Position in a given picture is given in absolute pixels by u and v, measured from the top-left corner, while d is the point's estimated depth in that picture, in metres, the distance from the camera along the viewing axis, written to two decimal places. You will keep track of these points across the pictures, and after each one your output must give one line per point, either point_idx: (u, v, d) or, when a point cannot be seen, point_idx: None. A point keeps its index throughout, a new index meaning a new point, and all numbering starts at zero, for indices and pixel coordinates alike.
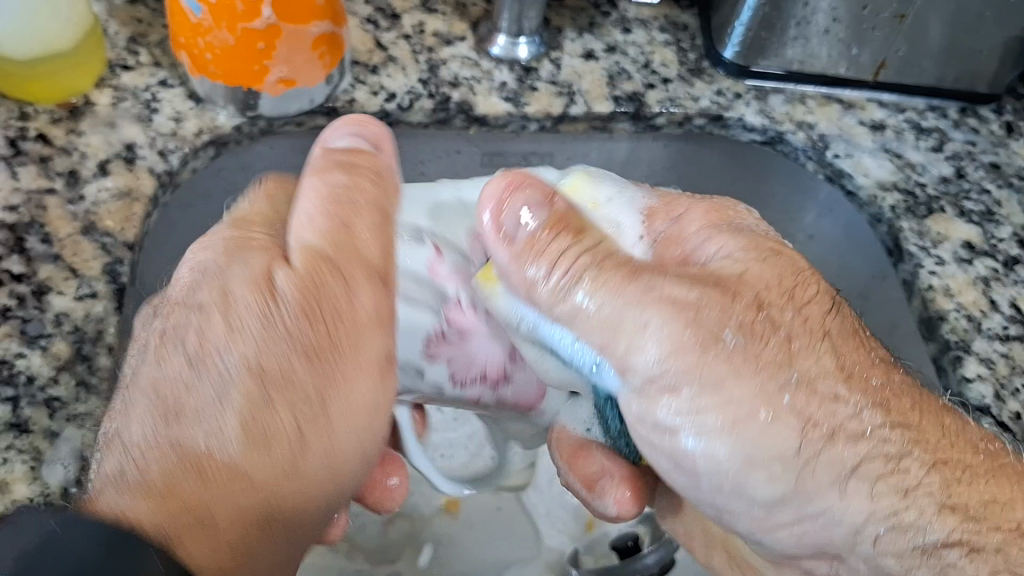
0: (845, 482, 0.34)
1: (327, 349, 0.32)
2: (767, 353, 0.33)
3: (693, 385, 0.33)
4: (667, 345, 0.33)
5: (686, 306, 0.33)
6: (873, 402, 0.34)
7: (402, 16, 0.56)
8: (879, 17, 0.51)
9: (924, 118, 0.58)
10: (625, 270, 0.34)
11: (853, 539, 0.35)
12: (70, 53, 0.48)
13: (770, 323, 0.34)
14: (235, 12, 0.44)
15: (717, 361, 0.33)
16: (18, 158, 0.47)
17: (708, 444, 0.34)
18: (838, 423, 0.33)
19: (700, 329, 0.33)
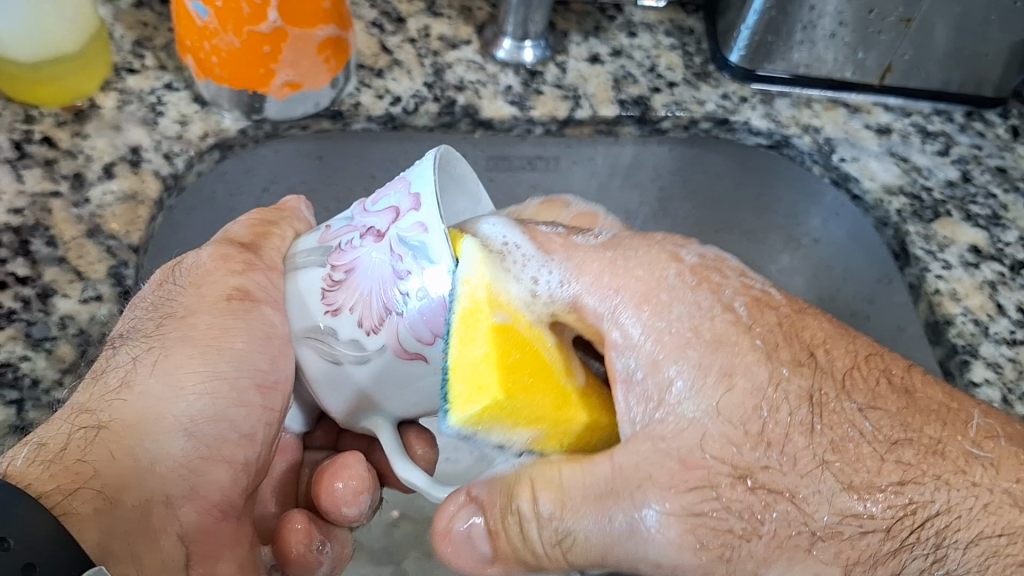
0: None
1: (180, 332, 0.39)
2: (790, 528, 0.27)
3: (755, 573, 0.27)
4: (667, 524, 0.28)
5: (693, 516, 0.27)
6: (886, 498, 0.27)
7: (407, 20, 0.56)
8: (886, 21, 0.51)
9: (930, 122, 0.57)
10: (595, 500, 0.28)
11: None
12: (76, 55, 0.49)
13: (765, 490, 0.27)
14: (241, 15, 0.44)
15: (762, 560, 0.27)
16: (23, 161, 0.47)
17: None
18: (909, 555, 0.27)
19: (717, 554, 0.27)
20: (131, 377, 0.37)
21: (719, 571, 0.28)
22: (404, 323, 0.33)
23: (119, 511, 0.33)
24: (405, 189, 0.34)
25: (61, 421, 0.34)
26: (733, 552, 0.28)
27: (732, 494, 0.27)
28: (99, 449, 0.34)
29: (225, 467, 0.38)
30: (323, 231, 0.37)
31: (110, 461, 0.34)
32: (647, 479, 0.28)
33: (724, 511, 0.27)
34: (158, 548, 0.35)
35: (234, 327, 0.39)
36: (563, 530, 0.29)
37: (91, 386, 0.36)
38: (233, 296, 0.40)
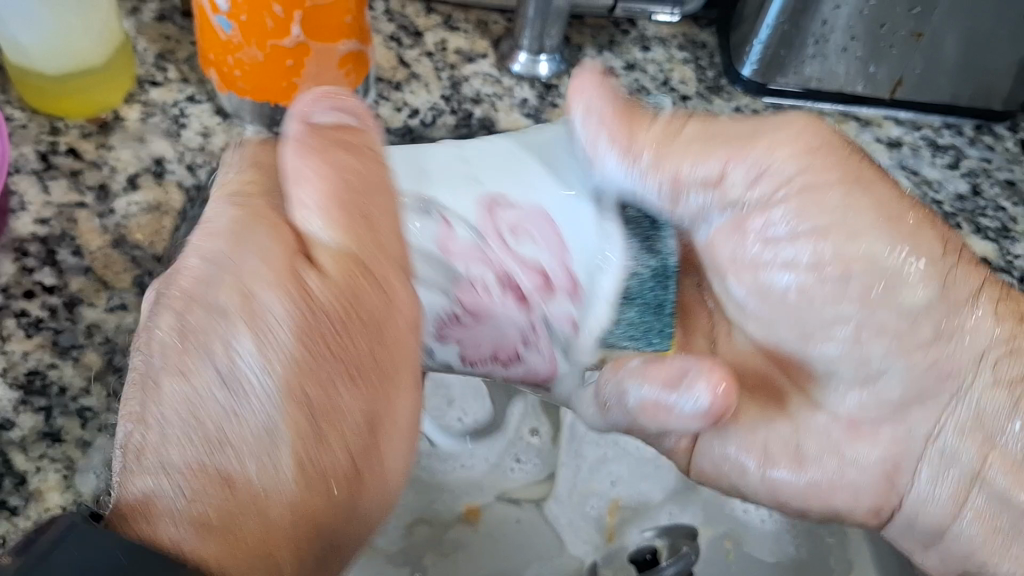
0: (962, 308, 0.39)
1: (383, 309, 0.31)
2: (880, 184, 0.39)
3: (805, 224, 0.39)
4: (791, 184, 0.39)
5: (818, 153, 0.39)
6: (935, 232, 0.39)
7: (424, 33, 0.57)
8: (896, 35, 0.52)
9: (941, 135, 0.58)
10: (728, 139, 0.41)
11: (959, 386, 0.39)
12: (102, 68, 0.50)
13: (875, 172, 0.40)
14: (266, 29, 0.45)
15: (859, 204, 0.38)
16: (49, 172, 0.48)
17: (804, 270, 0.40)
18: (936, 255, 0.39)
19: (839, 169, 0.39)
20: (322, 429, 0.29)
21: (811, 247, 0.39)
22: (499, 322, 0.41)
23: (325, 500, 0.30)
24: (522, 192, 0.43)
25: (189, 465, 0.28)
26: (850, 173, 0.39)
27: (854, 157, 0.40)
28: (247, 522, 0.28)
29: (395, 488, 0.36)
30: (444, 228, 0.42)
31: (268, 533, 0.29)
32: (771, 129, 0.40)
33: (843, 159, 0.39)
34: (374, 510, 0.32)
35: (398, 345, 0.31)
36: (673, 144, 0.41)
37: (352, 330, 0.30)
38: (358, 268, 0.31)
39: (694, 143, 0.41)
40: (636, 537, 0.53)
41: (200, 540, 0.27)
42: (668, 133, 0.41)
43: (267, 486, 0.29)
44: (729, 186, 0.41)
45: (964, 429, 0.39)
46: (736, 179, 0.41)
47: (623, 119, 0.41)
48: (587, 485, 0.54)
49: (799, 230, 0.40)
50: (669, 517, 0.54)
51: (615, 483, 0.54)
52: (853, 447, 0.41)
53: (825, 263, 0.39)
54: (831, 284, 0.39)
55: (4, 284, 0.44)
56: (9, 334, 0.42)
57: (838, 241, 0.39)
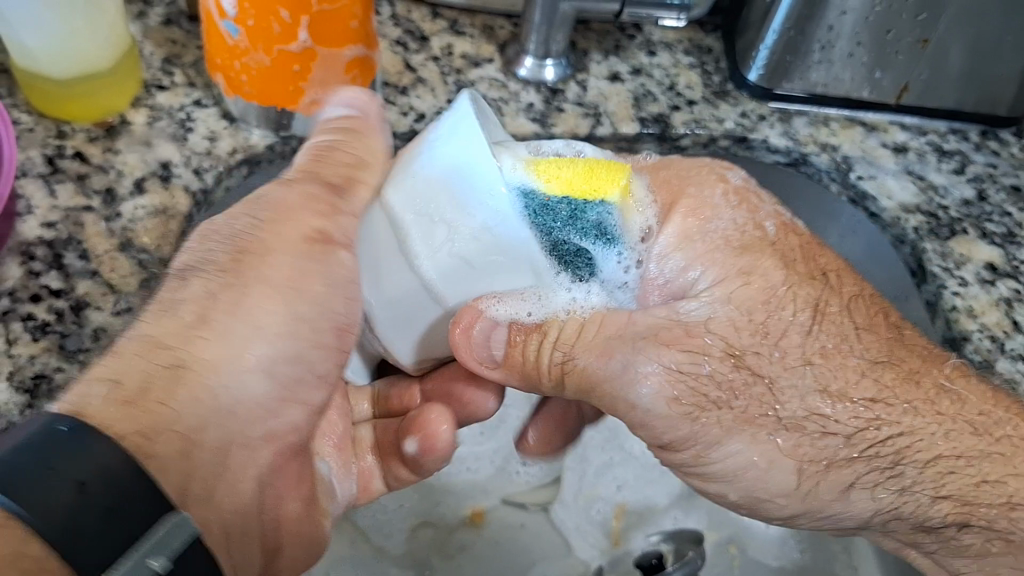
0: (848, 493, 0.37)
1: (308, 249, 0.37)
2: (751, 343, 0.36)
3: (679, 391, 0.36)
4: (659, 394, 0.36)
5: (675, 332, 0.36)
6: (851, 408, 0.36)
7: (430, 38, 0.57)
8: (902, 42, 0.52)
9: (946, 141, 0.58)
10: (596, 339, 0.37)
11: (874, 517, 0.38)
12: (109, 72, 0.50)
13: (751, 370, 0.36)
14: (273, 34, 0.46)
15: (718, 369, 0.36)
16: (55, 176, 0.48)
17: (715, 452, 0.37)
18: (843, 391, 0.36)
19: (681, 353, 0.36)
20: (209, 312, 0.34)
21: (714, 446, 0.37)
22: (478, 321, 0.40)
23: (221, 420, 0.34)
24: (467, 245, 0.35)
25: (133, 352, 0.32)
26: (703, 412, 0.36)
27: (703, 343, 0.36)
28: (178, 394, 0.32)
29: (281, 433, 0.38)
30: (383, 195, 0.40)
31: (191, 405, 0.33)
32: (657, 341, 0.36)
33: (725, 323, 0.37)
34: (235, 491, 0.35)
35: (307, 269, 0.37)
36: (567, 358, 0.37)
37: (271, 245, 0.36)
38: (312, 238, 0.37)
39: (588, 356, 0.37)
40: (642, 542, 0.53)
41: (112, 406, 0.30)
42: (574, 335, 0.37)
43: (191, 365, 0.33)
44: (639, 376, 0.36)
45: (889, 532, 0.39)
46: (642, 371, 0.36)
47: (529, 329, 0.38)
48: (592, 489, 0.54)
49: (729, 447, 0.36)
50: (673, 521, 0.54)
51: (620, 488, 0.54)
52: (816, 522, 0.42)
53: (735, 461, 0.37)
54: (758, 471, 0.37)
55: (10, 288, 0.44)
56: (15, 338, 0.42)
57: (739, 451, 0.36)
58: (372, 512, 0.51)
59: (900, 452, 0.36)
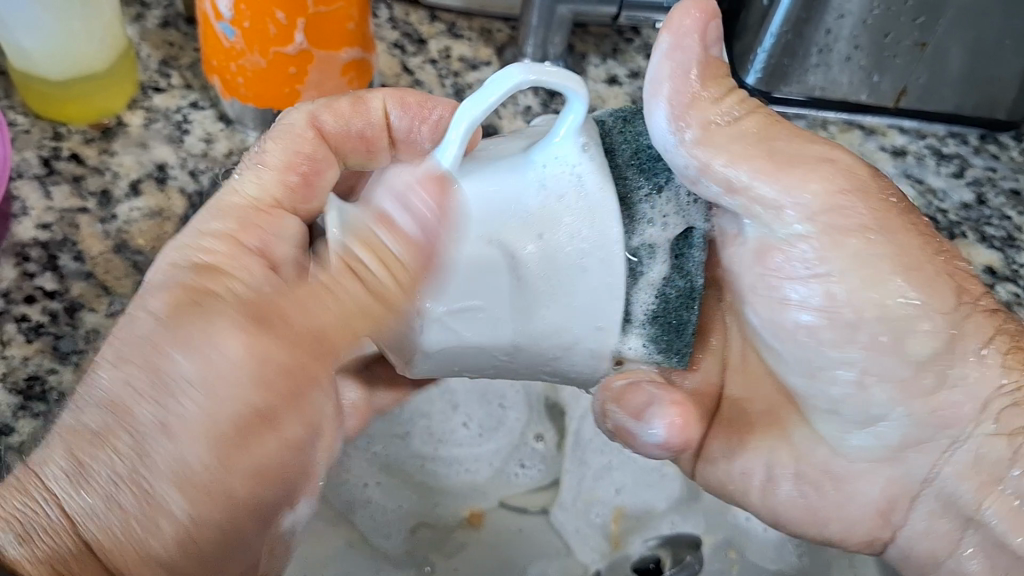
0: (983, 350, 0.40)
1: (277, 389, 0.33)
2: (904, 212, 0.40)
3: (829, 232, 0.39)
4: (799, 205, 0.38)
5: (865, 173, 0.39)
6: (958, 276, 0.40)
7: (428, 41, 0.57)
8: (900, 45, 0.52)
9: (945, 144, 0.58)
10: (756, 141, 0.38)
11: (978, 417, 0.40)
12: (105, 74, 0.50)
13: (906, 211, 0.40)
14: (269, 36, 0.46)
15: (868, 202, 0.39)
16: (51, 177, 0.48)
17: (827, 286, 0.39)
18: (965, 284, 0.40)
19: (874, 195, 0.39)
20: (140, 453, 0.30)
21: (825, 305, 0.40)
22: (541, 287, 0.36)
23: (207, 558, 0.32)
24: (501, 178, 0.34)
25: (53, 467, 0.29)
26: (886, 214, 0.39)
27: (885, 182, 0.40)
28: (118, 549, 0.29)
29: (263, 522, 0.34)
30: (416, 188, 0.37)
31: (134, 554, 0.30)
32: (795, 155, 0.38)
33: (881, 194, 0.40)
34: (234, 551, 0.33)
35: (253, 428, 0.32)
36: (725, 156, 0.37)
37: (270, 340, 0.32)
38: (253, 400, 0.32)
39: (729, 161, 0.37)
40: (640, 546, 0.53)
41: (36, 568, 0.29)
42: (757, 148, 0.38)
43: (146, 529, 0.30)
44: (779, 216, 0.39)
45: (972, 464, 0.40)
46: (782, 211, 0.39)
47: (687, 105, 0.37)
48: (591, 493, 0.54)
49: (822, 270, 0.39)
50: (671, 526, 0.53)
51: (618, 491, 0.53)
52: (854, 483, 0.43)
53: (838, 301, 0.39)
54: (840, 329, 0.40)
55: (5, 289, 0.44)
56: (9, 339, 0.42)
57: (851, 281, 0.39)
58: (370, 513, 0.51)
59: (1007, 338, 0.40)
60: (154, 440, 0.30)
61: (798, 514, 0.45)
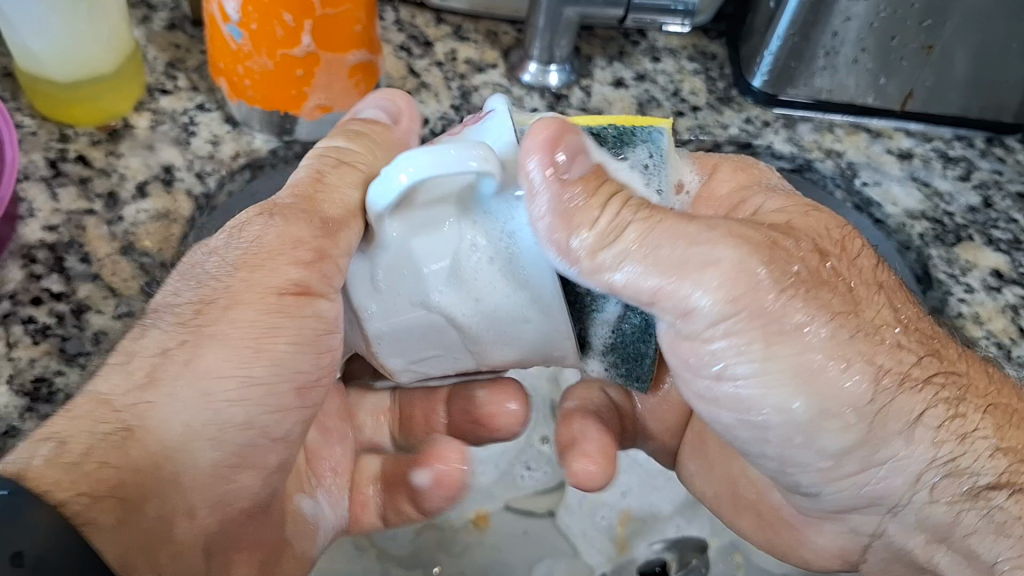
0: (912, 431, 0.36)
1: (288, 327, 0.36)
2: (836, 302, 0.35)
3: (742, 325, 0.35)
4: (715, 301, 0.34)
5: (759, 244, 0.34)
6: (894, 343, 0.36)
7: (434, 43, 0.57)
8: (907, 48, 0.52)
9: (952, 147, 0.58)
10: (672, 217, 0.34)
11: (912, 490, 0.37)
12: (112, 77, 0.50)
13: (833, 273, 0.36)
14: (276, 38, 0.46)
15: (791, 302, 0.34)
16: (58, 180, 0.48)
17: (748, 384, 0.36)
18: (904, 370, 0.36)
19: (774, 270, 0.34)
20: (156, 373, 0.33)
21: (752, 401, 0.36)
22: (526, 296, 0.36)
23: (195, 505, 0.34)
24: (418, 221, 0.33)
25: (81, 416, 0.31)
26: (799, 294, 0.34)
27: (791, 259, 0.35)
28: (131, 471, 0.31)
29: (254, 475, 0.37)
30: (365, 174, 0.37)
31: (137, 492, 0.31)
32: (692, 245, 0.34)
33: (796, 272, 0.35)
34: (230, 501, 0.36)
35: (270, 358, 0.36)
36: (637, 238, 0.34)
37: (298, 224, 0.35)
38: (291, 290, 0.35)
39: (637, 250, 0.34)
40: (646, 551, 0.52)
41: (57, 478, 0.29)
42: (652, 216, 0.34)
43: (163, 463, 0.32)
44: (694, 307, 0.35)
45: (908, 527, 0.38)
46: (695, 300, 0.35)
47: (575, 199, 0.33)
48: (597, 495, 0.54)
49: (737, 367, 0.36)
50: (676, 529, 0.53)
51: (623, 495, 0.54)
52: (804, 532, 0.44)
53: (757, 401, 0.36)
54: (754, 429, 0.37)
55: (11, 291, 0.44)
56: (16, 341, 0.42)
57: (774, 376, 0.35)
58: None
59: (958, 391, 0.37)
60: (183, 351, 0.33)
61: (756, 534, 0.48)
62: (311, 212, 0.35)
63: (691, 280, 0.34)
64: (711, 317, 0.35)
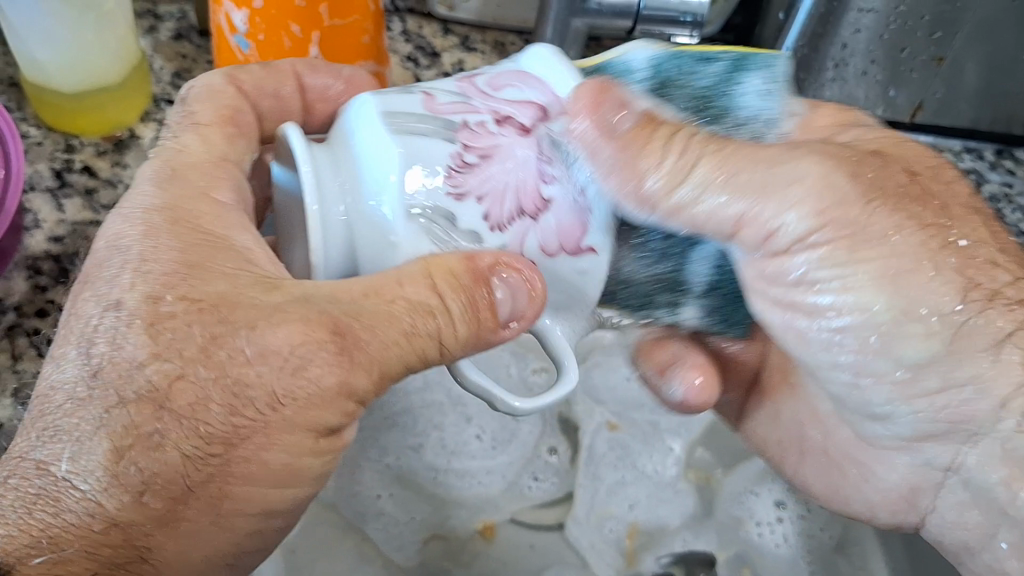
0: (1000, 348, 0.34)
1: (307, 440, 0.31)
2: (927, 213, 0.34)
3: (841, 236, 0.34)
4: (806, 212, 0.34)
5: (841, 160, 0.34)
6: (982, 257, 0.35)
7: (442, 54, 0.57)
8: (916, 60, 0.52)
9: (962, 160, 0.57)
10: (747, 151, 0.33)
11: (996, 416, 0.35)
12: (117, 87, 0.49)
13: (923, 188, 0.35)
14: (283, 49, 0.46)
15: (882, 212, 0.34)
16: (63, 190, 0.48)
17: (849, 298, 0.35)
18: (997, 288, 0.35)
19: (861, 183, 0.34)
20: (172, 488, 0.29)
21: (841, 314, 0.35)
22: (535, 230, 0.31)
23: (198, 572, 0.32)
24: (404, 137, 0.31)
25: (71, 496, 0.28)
26: (882, 197, 0.34)
27: (886, 171, 0.35)
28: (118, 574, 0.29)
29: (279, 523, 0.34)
30: (421, 97, 0.32)
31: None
32: (766, 169, 0.33)
33: (888, 189, 0.34)
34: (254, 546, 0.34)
35: (297, 461, 0.32)
36: (698, 163, 0.33)
37: (347, 373, 0.31)
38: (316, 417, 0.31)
39: (713, 173, 0.33)
40: (652, 564, 0.52)
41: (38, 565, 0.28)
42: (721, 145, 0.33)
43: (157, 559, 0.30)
44: (781, 229, 0.34)
45: (991, 457, 0.36)
46: (782, 221, 0.34)
47: (638, 135, 0.32)
48: (605, 508, 0.53)
49: (819, 276, 0.35)
50: (683, 544, 0.53)
51: (632, 507, 0.53)
52: (872, 467, 0.41)
53: (840, 322, 0.36)
54: (855, 340, 0.36)
55: (16, 303, 0.44)
56: (21, 353, 0.42)
57: (867, 274, 0.34)
58: (382, 524, 0.51)
59: None
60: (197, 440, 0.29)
61: (823, 488, 0.45)
62: (373, 367, 0.31)
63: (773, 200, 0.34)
64: (816, 241, 0.34)
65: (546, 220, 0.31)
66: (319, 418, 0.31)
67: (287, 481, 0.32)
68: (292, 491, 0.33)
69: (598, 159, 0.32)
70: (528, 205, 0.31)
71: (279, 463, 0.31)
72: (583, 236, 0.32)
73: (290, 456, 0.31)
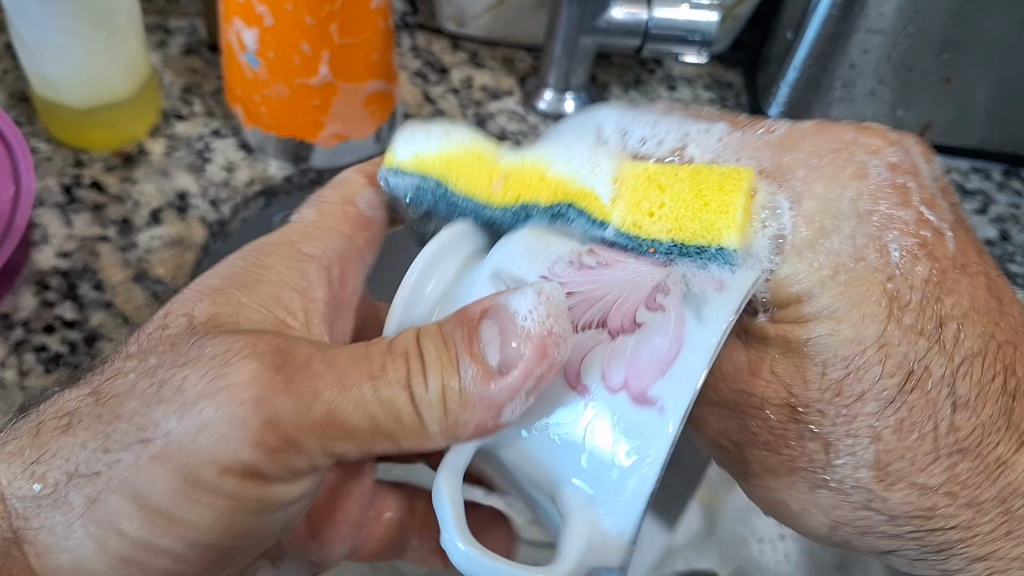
0: (814, 511, 0.34)
1: (262, 462, 0.30)
2: (904, 420, 0.31)
3: (833, 322, 0.31)
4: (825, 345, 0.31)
5: (881, 294, 0.31)
6: (887, 482, 0.32)
7: (450, 70, 0.57)
8: (925, 81, 0.52)
9: (969, 179, 0.57)
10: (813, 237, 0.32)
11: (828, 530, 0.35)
12: (127, 102, 0.49)
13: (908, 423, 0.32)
14: (293, 67, 0.46)
15: (868, 325, 0.31)
16: (72, 206, 0.48)
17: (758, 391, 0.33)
18: (857, 498, 0.33)
19: (870, 355, 0.31)
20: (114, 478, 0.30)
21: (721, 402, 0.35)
22: (607, 353, 0.27)
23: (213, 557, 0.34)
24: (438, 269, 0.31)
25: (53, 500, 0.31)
26: (890, 356, 0.31)
27: (874, 364, 0.31)
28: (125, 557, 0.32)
29: (270, 511, 0.33)
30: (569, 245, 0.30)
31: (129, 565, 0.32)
32: (813, 156, 0.34)
33: (878, 378, 0.31)
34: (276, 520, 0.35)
35: (265, 472, 0.31)
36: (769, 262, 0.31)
37: (275, 398, 0.29)
38: (271, 447, 0.30)
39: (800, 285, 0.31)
40: None
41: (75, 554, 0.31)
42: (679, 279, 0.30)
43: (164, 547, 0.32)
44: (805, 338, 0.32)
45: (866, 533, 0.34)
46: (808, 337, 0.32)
47: None
48: None
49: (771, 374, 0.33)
50: (684, 562, 0.53)
51: None
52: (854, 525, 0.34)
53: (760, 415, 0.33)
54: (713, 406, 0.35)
55: (24, 318, 0.44)
56: (28, 369, 0.43)
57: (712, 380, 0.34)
58: None
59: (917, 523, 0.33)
60: (156, 443, 0.30)
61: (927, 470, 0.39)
62: (303, 397, 0.29)
63: (859, 151, 0.34)
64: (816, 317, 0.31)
65: (625, 346, 0.27)
66: (281, 427, 0.29)
67: (256, 484, 0.31)
68: (274, 487, 0.32)
69: (723, 312, 0.27)
70: (616, 323, 0.28)
71: (239, 475, 0.30)
72: (654, 382, 0.26)
73: (248, 470, 0.30)
